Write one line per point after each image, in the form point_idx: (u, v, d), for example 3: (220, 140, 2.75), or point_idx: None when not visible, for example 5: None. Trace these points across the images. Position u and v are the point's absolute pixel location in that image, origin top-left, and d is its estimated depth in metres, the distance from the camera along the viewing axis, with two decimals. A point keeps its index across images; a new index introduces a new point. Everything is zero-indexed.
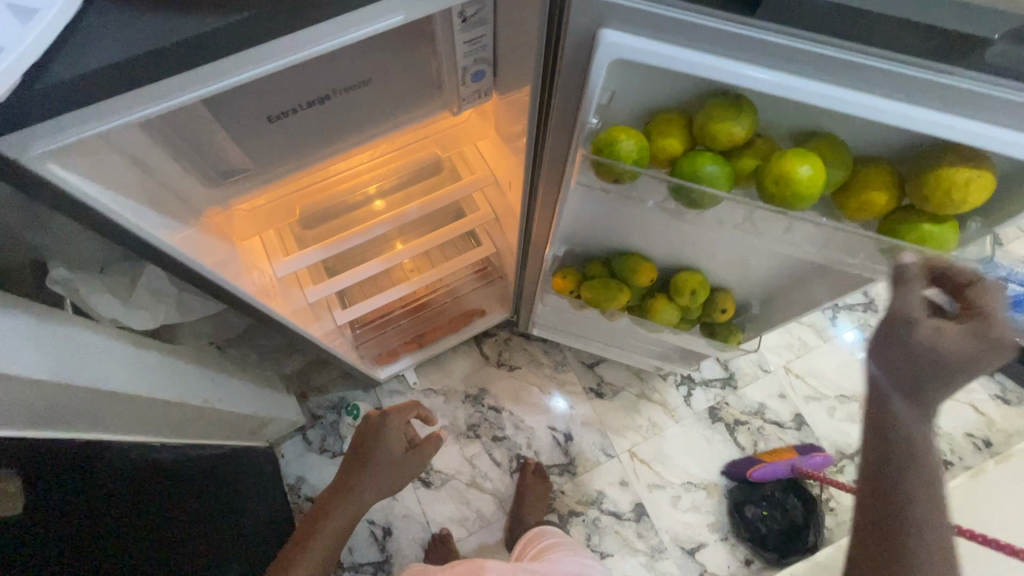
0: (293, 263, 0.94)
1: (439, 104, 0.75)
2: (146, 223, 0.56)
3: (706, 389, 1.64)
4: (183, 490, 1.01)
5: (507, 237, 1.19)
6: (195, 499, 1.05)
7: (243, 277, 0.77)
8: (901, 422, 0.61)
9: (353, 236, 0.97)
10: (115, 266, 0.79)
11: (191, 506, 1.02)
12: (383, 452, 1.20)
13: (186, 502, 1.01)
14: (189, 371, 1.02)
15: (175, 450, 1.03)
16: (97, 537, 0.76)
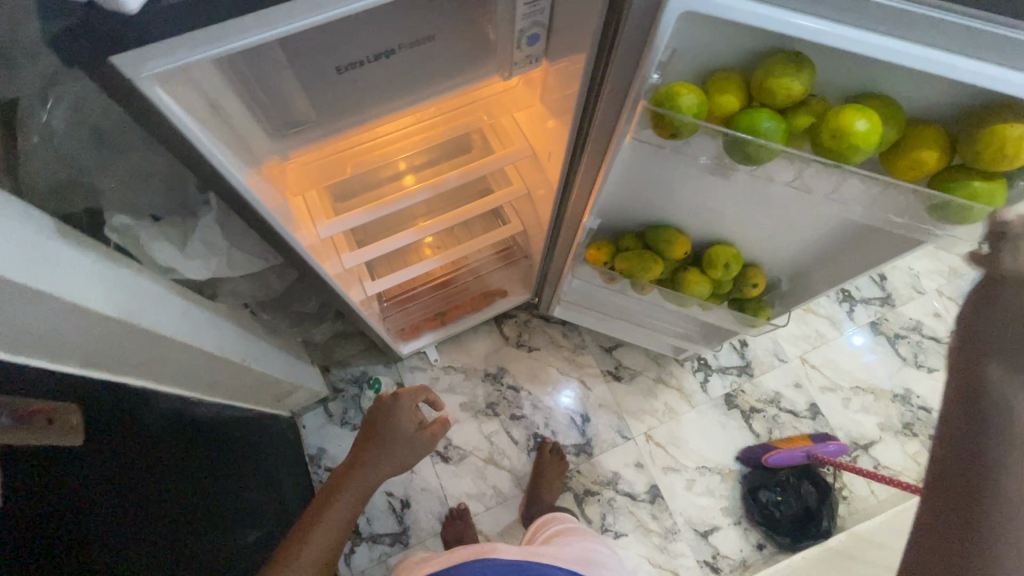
0: (337, 226, 0.96)
1: (492, 68, 0.77)
2: (224, 161, 0.59)
3: (722, 376, 1.65)
4: (207, 449, 1.03)
5: (538, 213, 1.21)
6: (219, 460, 1.06)
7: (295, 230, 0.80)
8: (996, 388, 0.55)
9: (394, 201, 0.99)
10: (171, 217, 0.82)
11: (215, 466, 1.04)
12: (397, 431, 1.12)
13: (211, 461, 1.03)
14: (231, 329, 1.05)
15: (205, 409, 1.05)
16: (132, 478, 0.78)
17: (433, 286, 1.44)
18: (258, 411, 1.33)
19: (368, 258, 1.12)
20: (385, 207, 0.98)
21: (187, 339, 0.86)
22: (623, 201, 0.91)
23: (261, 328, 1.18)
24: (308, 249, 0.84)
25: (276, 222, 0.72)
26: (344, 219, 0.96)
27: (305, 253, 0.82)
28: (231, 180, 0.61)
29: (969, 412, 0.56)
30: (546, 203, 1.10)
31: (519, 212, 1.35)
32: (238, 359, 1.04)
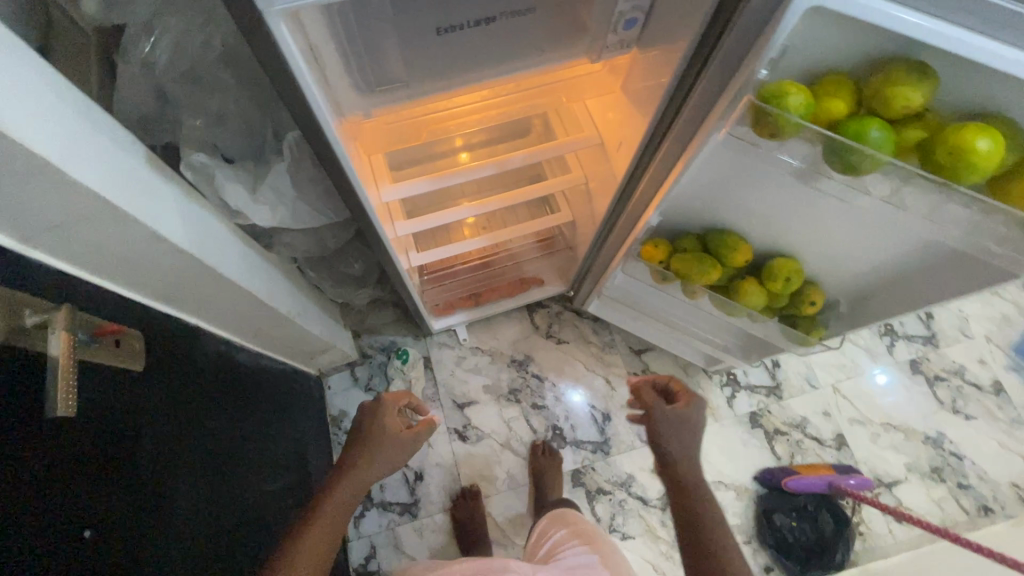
0: (400, 192, 0.96)
1: (581, 49, 0.76)
2: (319, 106, 0.60)
3: (750, 394, 1.63)
4: (243, 396, 1.04)
5: (592, 205, 1.20)
6: (253, 410, 1.08)
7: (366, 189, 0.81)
8: (678, 468, 0.91)
9: (458, 174, 0.98)
10: (243, 162, 0.83)
11: (250, 414, 1.06)
12: (381, 430, 0.94)
13: (247, 408, 1.05)
14: (281, 281, 1.06)
15: (244, 356, 1.07)
16: (180, 411, 0.79)
17: (474, 264, 1.45)
18: (289, 365, 1.35)
19: (421, 227, 1.12)
20: (448, 177, 0.98)
21: (244, 284, 0.87)
22: (690, 200, 0.89)
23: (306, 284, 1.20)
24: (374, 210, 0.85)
25: (351, 177, 0.72)
26: (407, 185, 0.97)
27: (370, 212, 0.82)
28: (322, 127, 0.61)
29: (678, 488, 0.89)
30: (604, 194, 1.09)
31: (571, 202, 1.34)
32: (285, 310, 1.06)
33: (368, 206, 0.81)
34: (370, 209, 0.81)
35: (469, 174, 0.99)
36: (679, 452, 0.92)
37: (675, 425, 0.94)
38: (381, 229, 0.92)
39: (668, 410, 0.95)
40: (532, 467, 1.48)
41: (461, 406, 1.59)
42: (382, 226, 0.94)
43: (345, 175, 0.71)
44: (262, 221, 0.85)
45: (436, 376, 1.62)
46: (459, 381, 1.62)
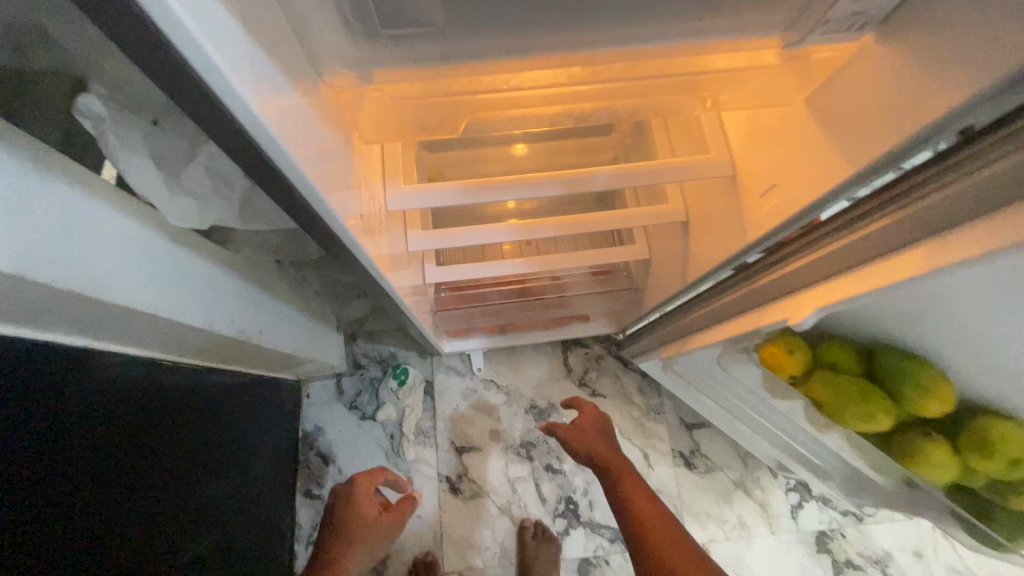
0: (416, 201, 0.64)
1: (766, 24, 0.42)
2: (216, 53, 0.27)
3: (822, 508, 1.27)
4: (165, 425, 0.73)
5: (687, 253, 0.85)
6: (181, 441, 0.77)
7: (346, 202, 0.49)
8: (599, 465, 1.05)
9: (508, 188, 0.65)
10: (172, 119, 0.47)
11: (175, 446, 0.75)
12: (357, 521, 1.02)
13: (169, 439, 0.74)
14: (242, 291, 0.77)
15: (166, 368, 0.76)
16: (28, 478, 0.48)
17: (511, 287, 1.12)
18: (254, 375, 1.07)
19: (447, 245, 0.81)
20: (491, 194, 0.65)
21: (153, 306, 0.57)
22: (875, 304, 0.54)
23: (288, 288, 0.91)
24: (360, 234, 0.53)
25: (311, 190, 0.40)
26: (430, 191, 0.64)
27: (344, 238, 0.50)
28: (221, 98, 0.29)
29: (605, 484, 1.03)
30: (719, 248, 0.73)
31: (655, 236, 0.99)
32: (236, 331, 0.76)
33: (341, 231, 0.49)
34: (348, 235, 0.50)
35: (525, 192, 0.65)
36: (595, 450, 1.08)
37: (585, 426, 1.12)
38: (378, 252, 0.61)
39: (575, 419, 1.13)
40: (520, 556, 1.19)
41: (459, 450, 1.30)
42: (380, 247, 0.62)
43: (294, 185, 0.40)
44: (183, 221, 0.53)
45: (437, 407, 1.33)
46: (462, 419, 1.32)
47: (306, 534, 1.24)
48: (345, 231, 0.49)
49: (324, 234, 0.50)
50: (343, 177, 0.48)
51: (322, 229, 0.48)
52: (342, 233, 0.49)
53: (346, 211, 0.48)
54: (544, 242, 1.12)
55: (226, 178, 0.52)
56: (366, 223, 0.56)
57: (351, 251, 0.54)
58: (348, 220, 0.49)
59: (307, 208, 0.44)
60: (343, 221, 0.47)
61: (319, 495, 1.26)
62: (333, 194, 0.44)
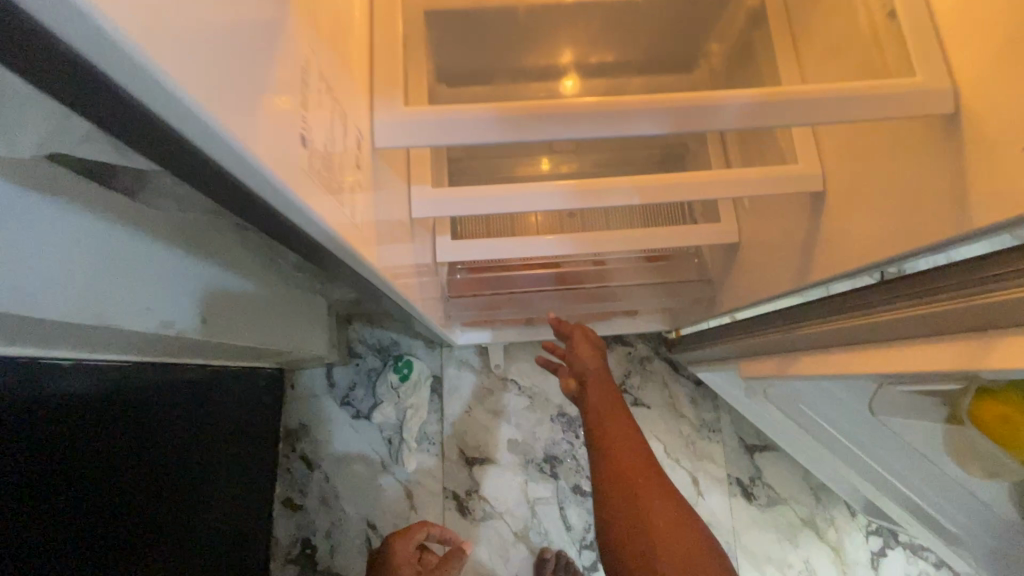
0: (427, 134, 0.40)
1: None
2: None
3: (910, 558, 1.04)
4: (73, 450, 0.52)
5: (814, 243, 0.59)
6: (103, 466, 0.57)
7: (268, 120, 0.24)
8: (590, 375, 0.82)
9: (579, 124, 0.40)
10: None
11: (89, 476, 0.55)
12: None
13: (81, 468, 0.54)
14: (168, 264, 0.53)
15: (75, 370, 0.55)
16: None
17: (546, 271, 0.88)
18: (222, 366, 0.85)
19: (471, 211, 0.57)
20: (552, 128, 0.40)
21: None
22: None
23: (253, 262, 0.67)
24: (308, 187, 0.28)
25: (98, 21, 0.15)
26: (451, 113, 0.40)
27: (266, 193, 0.26)
28: None
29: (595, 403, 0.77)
30: (888, 238, 0.48)
31: (750, 215, 0.73)
32: (155, 320, 0.52)
33: (252, 175, 0.24)
34: (273, 187, 0.25)
35: (604, 130, 0.40)
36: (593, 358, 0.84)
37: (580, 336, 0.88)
38: (357, 221, 0.36)
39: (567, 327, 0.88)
40: None
41: (469, 461, 1.09)
42: (360, 212, 0.37)
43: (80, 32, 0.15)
44: None
45: (446, 408, 1.11)
46: (475, 423, 1.10)
47: (283, 551, 1.04)
48: (263, 176, 0.24)
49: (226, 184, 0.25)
50: (261, 62, 0.24)
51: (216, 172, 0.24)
52: (257, 180, 0.24)
53: (264, 135, 0.24)
54: (592, 214, 0.87)
55: None
56: (328, 167, 0.31)
57: (292, 218, 0.30)
58: (271, 153, 0.24)
59: (158, 115, 0.20)
60: (250, 150, 0.23)
61: (301, 505, 1.06)
62: (205, 85, 0.19)
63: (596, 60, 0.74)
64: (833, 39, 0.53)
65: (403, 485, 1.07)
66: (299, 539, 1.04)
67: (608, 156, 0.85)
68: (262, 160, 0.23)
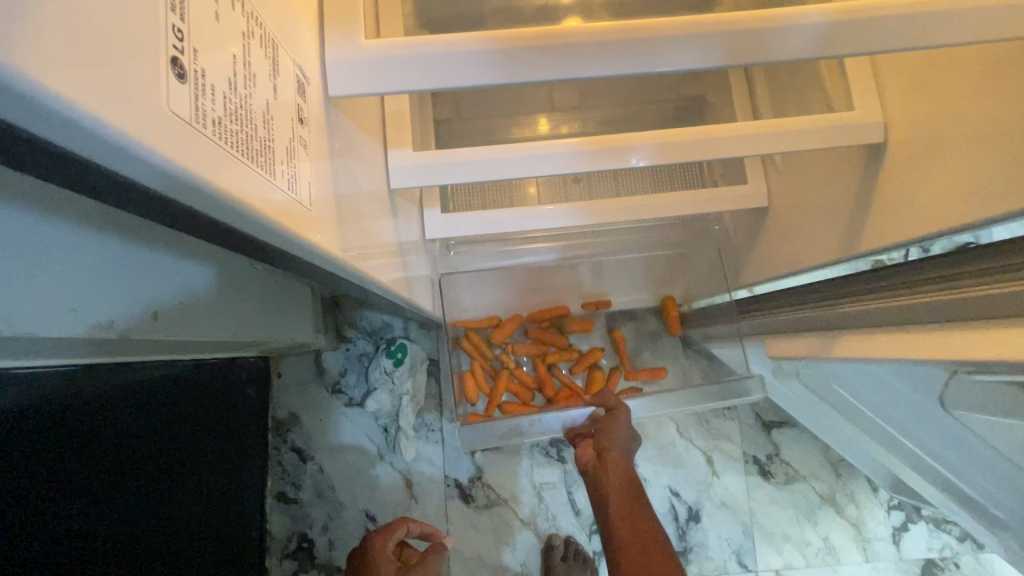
0: (398, 73, 0.32)
1: None
2: None
3: (932, 532, 1.00)
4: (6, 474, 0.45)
5: (866, 207, 0.51)
6: (15, 497, 0.46)
7: (83, 22, 0.14)
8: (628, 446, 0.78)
9: (586, 62, 0.32)
10: None
11: (18, 502, 0.46)
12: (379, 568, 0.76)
13: (20, 494, 0.46)
14: (110, 262, 0.44)
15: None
16: None
17: (552, 245, 0.84)
18: (202, 359, 0.77)
19: (458, 179, 0.48)
20: (554, 63, 0.32)
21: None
22: None
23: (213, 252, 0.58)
24: (205, 155, 0.19)
25: None
26: (429, 46, 0.32)
27: (121, 168, 0.17)
28: None
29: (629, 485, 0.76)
30: (967, 201, 0.39)
31: (782, 174, 0.63)
32: (87, 322, 0.43)
33: (79, 138, 0.15)
34: (121, 154, 0.16)
35: (612, 65, 0.32)
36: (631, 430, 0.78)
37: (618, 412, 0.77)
38: (306, 199, 0.27)
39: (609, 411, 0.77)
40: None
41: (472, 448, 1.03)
42: (311, 186, 0.28)
43: None
44: None
45: (445, 393, 1.05)
46: None
47: (279, 546, 0.99)
48: (80, 130, 0.14)
49: (59, 160, 0.16)
50: None
51: (37, 144, 0.15)
52: (96, 148, 0.15)
53: (88, 64, 0.14)
54: (598, 181, 0.77)
55: None
56: (245, 124, 0.21)
57: (188, 204, 0.20)
58: (122, 101, 0.15)
59: None
60: (72, 101, 0.14)
61: (295, 499, 1.00)
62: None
63: None
64: None
65: (403, 476, 1.02)
66: (294, 534, 0.99)
67: (618, 113, 0.74)
68: (93, 114, 0.14)
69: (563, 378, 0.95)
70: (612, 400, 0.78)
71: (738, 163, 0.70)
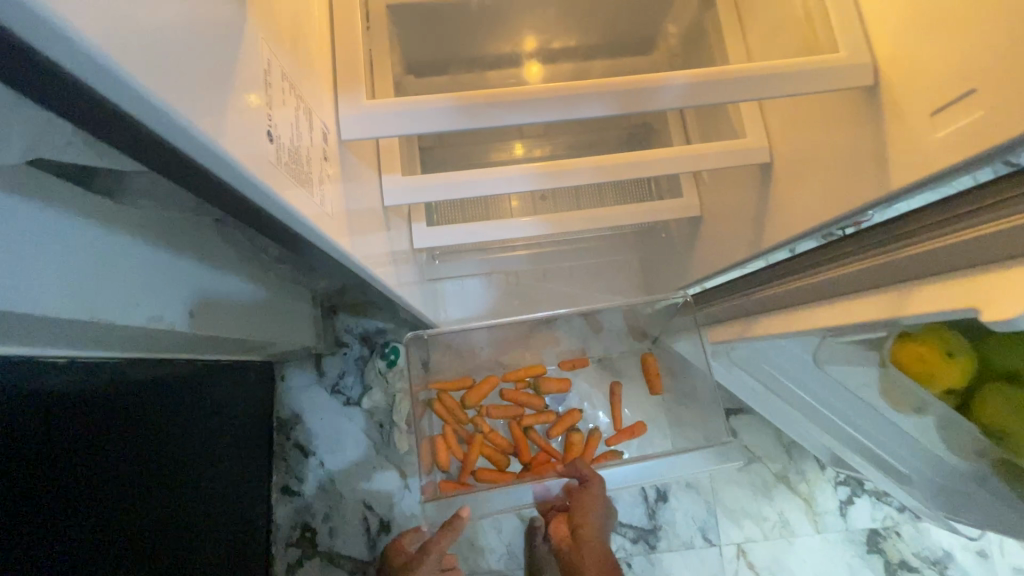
0: (388, 122, 0.44)
1: None
2: None
3: (875, 504, 1.11)
4: (92, 433, 0.57)
5: (761, 211, 0.63)
6: (100, 451, 0.58)
7: (234, 114, 0.27)
8: (602, 520, 0.79)
9: (527, 112, 0.44)
10: None
11: (101, 456, 0.58)
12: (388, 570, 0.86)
13: (102, 450, 0.59)
14: (158, 266, 0.56)
15: (7, 365, 0.48)
16: None
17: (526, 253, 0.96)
18: (215, 359, 0.87)
19: (438, 196, 0.60)
20: (499, 113, 0.44)
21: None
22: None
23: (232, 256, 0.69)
24: (284, 183, 0.31)
25: (113, 78, 0.20)
26: (412, 104, 0.44)
27: (247, 191, 0.29)
28: None
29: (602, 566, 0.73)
30: (816, 205, 0.53)
31: (709, 187, 0.77)
32: (148, 315, 0.55)
33: (233, 177, 0.28)
34: (251, 184, 0.29)
35: (542, 114, 0.44)
36: (604, 502, 0.81)
37: (592, 485, 0.81)
38: (330, 210, 0.40)
39: (584, 483, 0.82)
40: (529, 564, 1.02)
41: None
42: (332, 201, 0.40)
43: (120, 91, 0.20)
44: None
45: None
46: None
47: (284, 535, 1.08)
48: (237, 171, 0.27)
49: (212, 186, 0.29)
50: (235, 74, 0.27)
51: (206, 179, 0.28)
52: (240, 181, 0.28)
53: (240, 138, 0.27)
54: (562, 197, 0.90)
55: None
56: (299, 163, 0.34)
57: (272, 214, 0.33)
58: (251, 156, 0.28)
59: (157, 138, 0.24)
60: (235, 160, 0.26)
61: (298, 491, 1.09)
62: (169, 91, 0.22)
63: (558, 45, 0.78)
64: (773, 15, 0.56)
65: (397, 468, 1.11)
66: (298, 523, 1.08)
67: (577, 139, 0.87)
68: (243, 164, 0.27)
69: (540, 442, 1.05)
70: (586, 472, 0.83)
71: (677, 179, 0.84)
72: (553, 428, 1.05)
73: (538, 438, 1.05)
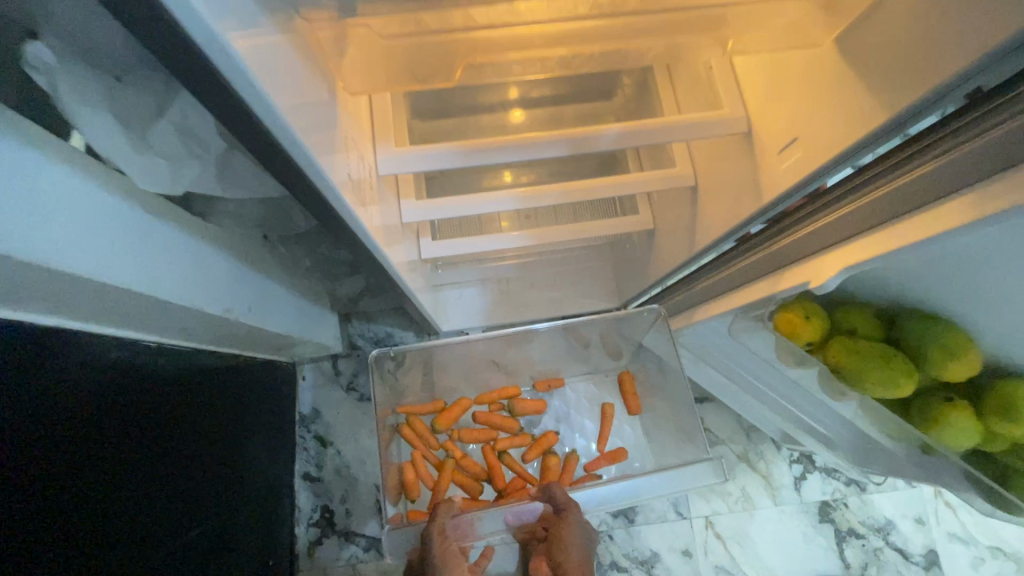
0: (408, 162, 0.62)
1: None
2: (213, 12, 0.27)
3: (825, 479, 1.27)
4: (170, 397, 0.76)
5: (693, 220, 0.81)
6: (174, 413, 0.77)
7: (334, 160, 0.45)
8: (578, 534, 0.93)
9: (507, 151, 0.62)
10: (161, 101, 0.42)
11: (175, 416, 0.77)
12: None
13: (176, 412, 0.77)
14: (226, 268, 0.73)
15: (120, 344, 0.68)
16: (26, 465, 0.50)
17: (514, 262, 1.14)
18: (244, 356, 1.03)
19: (441, 215, 0.78)
20: (487, 154, 0.62)
21: (107, 276, 0.52)
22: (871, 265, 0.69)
23: (275, 264, 0.86)
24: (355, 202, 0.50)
25: (294, 147, 0.38)
26: (426, 149, 0.62)
27: (337, 206, 0.48)
28: (213, 50, 0.28)
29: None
30: (726, 213, 0.71)
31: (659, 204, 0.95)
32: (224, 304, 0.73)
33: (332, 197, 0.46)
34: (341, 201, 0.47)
35: (518, 153, 0.62)
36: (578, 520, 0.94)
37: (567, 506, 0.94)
38: (373, 222, 0.58)
39: (559, 504, 0.94)
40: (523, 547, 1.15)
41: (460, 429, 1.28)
42: (373, 215, 0.58)
43: (287, 152, 0.38)
44: (146, 180, 0.49)
45: None
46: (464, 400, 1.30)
47: (306, 516, 1.22)
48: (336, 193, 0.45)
49: (316, 202, 0.47)
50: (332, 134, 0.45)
51: (314, 198, 0.46)
52: (335, 199, 0.46)
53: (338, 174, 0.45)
54: (543, 215, 1.08)
55: (196, 137, 0.46)
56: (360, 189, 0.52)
57: (346, 221, 0.51)
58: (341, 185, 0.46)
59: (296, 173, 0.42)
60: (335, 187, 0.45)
61: (318, 477, 1.24)
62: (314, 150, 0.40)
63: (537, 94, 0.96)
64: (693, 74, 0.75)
65: None
66: (318, 505, 1.22)
67: (554, 167, 1.06)
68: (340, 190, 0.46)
69: (513, 467, 1.17)
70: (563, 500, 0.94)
71: (635, 198, 1.02)
72: (527, 453, 1.18)
73: (511, 464, 1.17)
